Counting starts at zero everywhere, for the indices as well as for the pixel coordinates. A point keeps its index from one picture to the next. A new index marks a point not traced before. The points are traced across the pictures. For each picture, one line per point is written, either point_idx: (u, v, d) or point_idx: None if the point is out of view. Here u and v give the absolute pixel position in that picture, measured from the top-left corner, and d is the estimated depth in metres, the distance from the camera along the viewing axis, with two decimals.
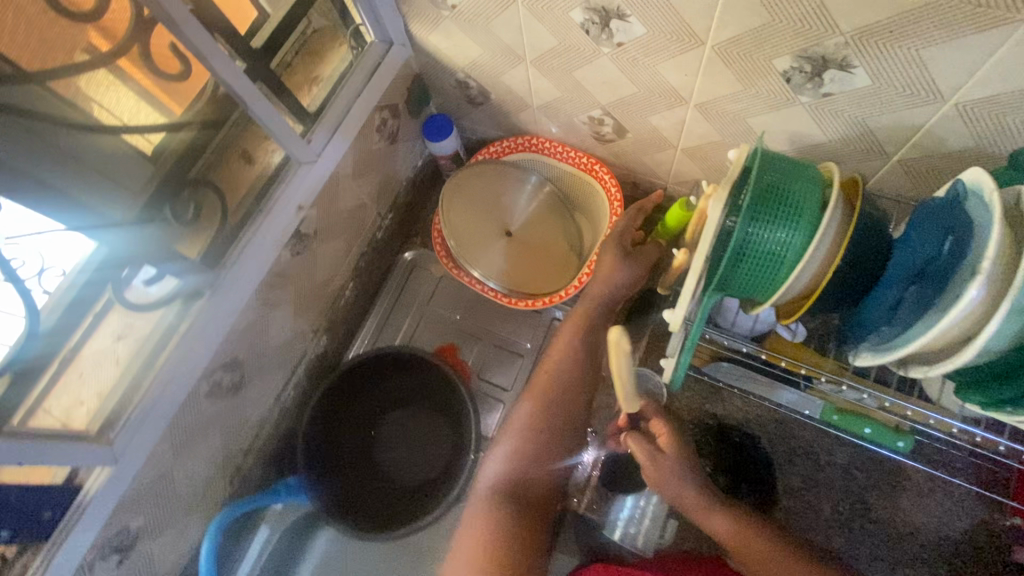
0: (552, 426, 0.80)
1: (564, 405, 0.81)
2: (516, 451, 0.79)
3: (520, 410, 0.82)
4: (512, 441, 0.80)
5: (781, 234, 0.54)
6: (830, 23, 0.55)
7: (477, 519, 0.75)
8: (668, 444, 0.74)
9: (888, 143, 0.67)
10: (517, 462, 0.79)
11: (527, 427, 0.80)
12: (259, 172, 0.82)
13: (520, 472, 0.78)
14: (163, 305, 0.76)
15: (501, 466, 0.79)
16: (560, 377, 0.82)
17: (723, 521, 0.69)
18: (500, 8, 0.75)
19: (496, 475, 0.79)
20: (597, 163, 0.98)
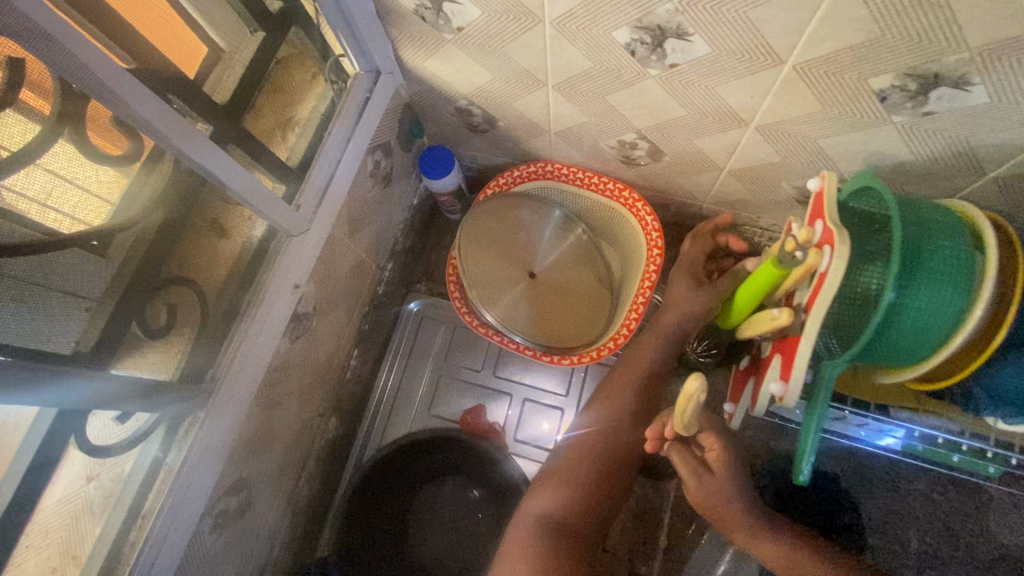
0: (603, 466, 0.74)
1: (618, 443, 0.75)
2: (565, 485, 0.72)
3: (571, 445, 0.76)
4: (562, 474, 0.73)
5: (933, 298, 0.45)
6: (956, 38, 0.46)
7: (520, 550, 0.67)
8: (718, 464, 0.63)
9: (988, 161, 0.58)
10: (566, 494, 0.71)
11: (581, 461, 0.74)
12: (238, 250, 0.66)
13: (571, 506, 0.71)
14: (141, 440, 0.59)
15: (548, 498, 0.71)
16: (624, 407, 0.76)
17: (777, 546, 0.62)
18: (522, 29, 0.62)
19: (546, 503, 0.71)
20: (626, 188, 0.87)
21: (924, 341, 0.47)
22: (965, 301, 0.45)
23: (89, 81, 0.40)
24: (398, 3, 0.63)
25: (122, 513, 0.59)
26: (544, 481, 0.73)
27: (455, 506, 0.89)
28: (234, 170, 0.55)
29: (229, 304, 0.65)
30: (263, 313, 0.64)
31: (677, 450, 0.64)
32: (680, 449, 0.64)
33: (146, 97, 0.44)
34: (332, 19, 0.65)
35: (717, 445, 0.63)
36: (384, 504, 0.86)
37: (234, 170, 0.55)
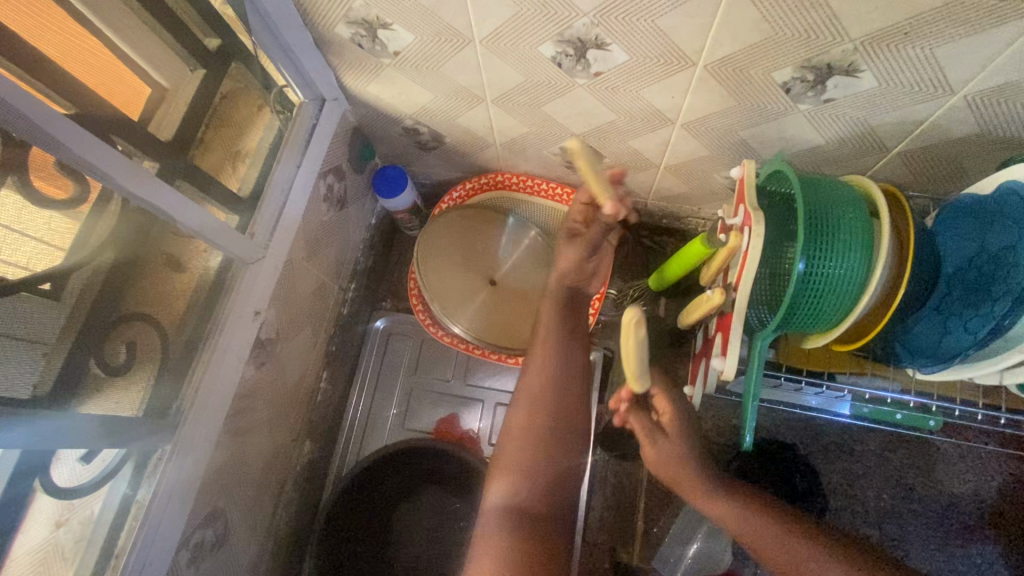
0: (555, 435, 0.68)
1: (558, 408, 0.69)
2: (522, 478, 0.65)
3: (513, 428, 0.68)
4: (515, 465, 0.66)
5: (839, 266, 0.50)
6: (839, 31, 0.51)
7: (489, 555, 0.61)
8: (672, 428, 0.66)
9: (889, 139, 0.64)
10: (524, 480, 0.65)
11: (532, 440, 0.67)
12: (194, 282, 0.66)
13: (535, 494, 0.65)
14: (109, 479, 0.60)
15: (507, 495, 0.64)
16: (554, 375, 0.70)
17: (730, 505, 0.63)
18: (454, 50, 0.65)
19: (507, 497, 0.64)
20: (574, 192, 0.91)
21: (837, 305, 0.52)
22: (867, 265, 0.50)
23: (31, 131, 0.42)
24: (334, 33, 0.66)
25: (94, 555, 0.58)
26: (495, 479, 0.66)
27: (437, 516, 0.89)
28: (183, 204, 0.57)
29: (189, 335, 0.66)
30: (223, 341, 0.66)
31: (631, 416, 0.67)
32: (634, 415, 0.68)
33: (89, 139, 0.46)
34: (271, 51, 0.67)
35: (669, 410, 0.67)
36: (364, 519, 0.86)
37: (185, 203, 0.57)
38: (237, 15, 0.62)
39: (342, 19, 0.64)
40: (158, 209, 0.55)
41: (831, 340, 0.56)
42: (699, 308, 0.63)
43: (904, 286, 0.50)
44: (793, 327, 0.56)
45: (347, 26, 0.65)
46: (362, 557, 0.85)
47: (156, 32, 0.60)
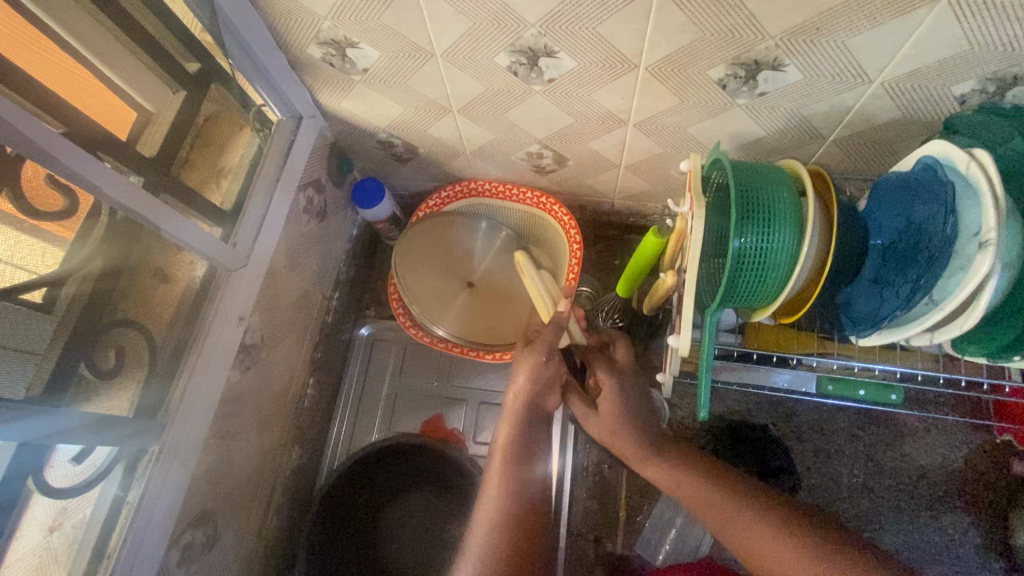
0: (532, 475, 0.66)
1: (534, 433, 0.70)
2: (499, 519, 0.62)
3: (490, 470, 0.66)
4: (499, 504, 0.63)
5: (771, 239, 0.57)
6: (759, 29, 0.56)
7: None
8: (608, 405, 0.71)
9: (823, 127, 0.69)
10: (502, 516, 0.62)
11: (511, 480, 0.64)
12: (180, 293, 0.70)
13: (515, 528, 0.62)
14: (101, 479, 0.62)
15: (490, 529, 0.61)
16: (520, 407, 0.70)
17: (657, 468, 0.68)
18: (418, 64, 0.70)
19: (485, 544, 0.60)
20: (543, 195, 0.96)
21: (775, 277, 0.58)
22: (797, 239, 0.57)
23: (26, 147, 0.46)
24: (307, 53, 0.72)
25: (88, 554, 0.61)
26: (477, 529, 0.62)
27: (424, 515, 0.91)
28: (168, 216, 0.61)
29: (177, 341, 0.69)
30: (210, 344, 0.69)
31: (577, 396, 0.75)
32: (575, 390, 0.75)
33: (79, 154, 0.50)
34: (247, 71, 0.72)
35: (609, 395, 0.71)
36: (352, 520, 0.88)
37: (168, 213, 0.60)
38: (213, 40, 0.67)
39: (313, 40, 0.69)
40: (143, 218, 0.58)
41: (773, 310, 0.62)
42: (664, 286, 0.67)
43: (831, 256, 0.57)
44: (739, 300, 0.62)
45: (318, 46, 0.70)
46: (352, 558, 0.87)
47: (140, 59, 0.65)
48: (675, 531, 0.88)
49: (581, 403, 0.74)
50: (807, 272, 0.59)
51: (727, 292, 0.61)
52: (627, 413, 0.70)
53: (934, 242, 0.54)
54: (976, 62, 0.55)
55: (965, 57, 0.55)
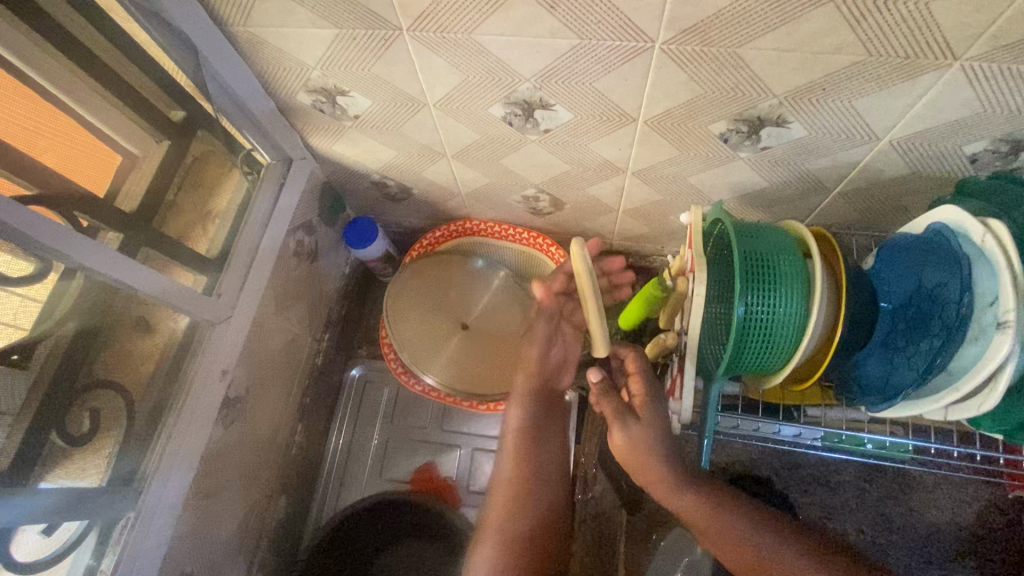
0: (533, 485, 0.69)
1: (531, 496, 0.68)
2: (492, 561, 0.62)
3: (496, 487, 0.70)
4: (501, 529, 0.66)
5: (777, 307, 0.54)
6: (763, 88, 0.54)
7: None
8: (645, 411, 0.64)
9: (828, 180, 0.67)
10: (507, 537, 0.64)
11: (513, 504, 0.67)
12: (163, 347, 0.67)
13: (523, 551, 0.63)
14: (72, 550, 0.59)
15: None
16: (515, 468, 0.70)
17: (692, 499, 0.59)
18: (410, 113, 0.68)
19: None
20: (540, 236, 0.94)
21: (782, 346, 0.56)
22: (805, 307, 0.55)
23: None
24: (296, 100, 0.69)
25: None
26: None
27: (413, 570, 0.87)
28: (148, 276, 0.58)
29: (157, 399, 0.66)
30: (191, 404, 0.67)
31: (607, 393, 0.66)
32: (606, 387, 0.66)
33: (40, 221, 0.47)
34: (233, 117, 0.70)
35: (641, 397, 0.65)
36: None
37: (143, 270, 0.58)
38: (197, 87, 0.65)
39: (301, 88, 0.67)
40: (119, 278, 0.56)
41: (782, 378, 0.59)
42: (661, 343, 0.65)
43: (841, 326, 0.55)
44: (745, 367, 0.59)
45: (307, 93, 0.68)
46: None
47: (123, 108, 0.63)
48: None
49: (617, 409, 0.64)
50: (816, 340, 0.56)
51: (732, 359, 0.58)
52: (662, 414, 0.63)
53: (947, 313, 0.51)
54: (988, 123, 0.53)
55: (978, 118, 0.53)
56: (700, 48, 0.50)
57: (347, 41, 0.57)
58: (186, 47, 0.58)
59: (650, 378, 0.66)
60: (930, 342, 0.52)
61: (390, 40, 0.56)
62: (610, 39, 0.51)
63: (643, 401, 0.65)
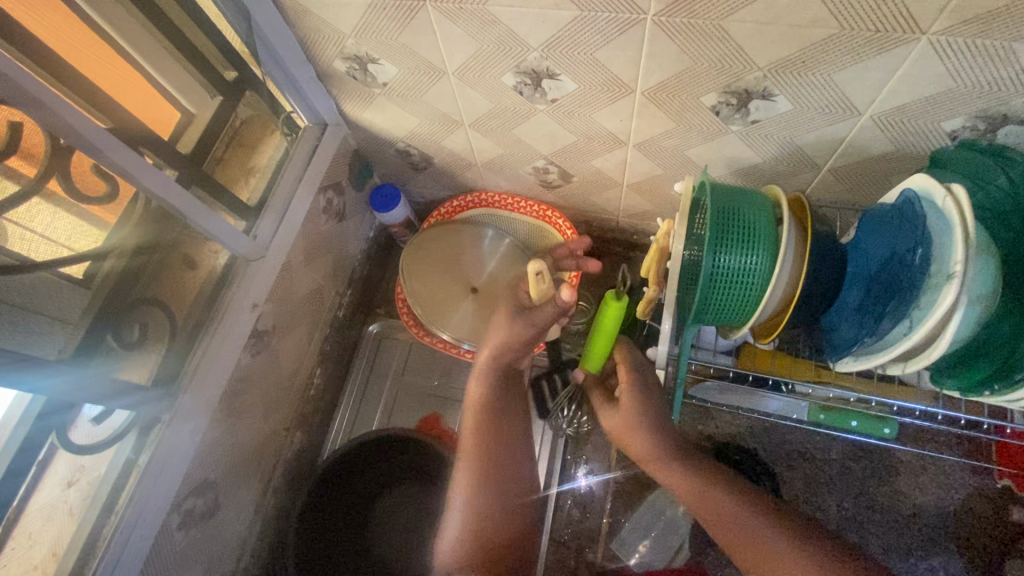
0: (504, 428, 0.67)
1: (503, 448, 0.65)
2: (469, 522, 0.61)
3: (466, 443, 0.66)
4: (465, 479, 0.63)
5: (744, 259, 0.59)
6: (747, 60, 0.59)
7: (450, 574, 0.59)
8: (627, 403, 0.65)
9: (817, 156, 0.71)
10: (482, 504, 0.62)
11: (481, 457, 0.64)
12: (205, 276, 0.77)
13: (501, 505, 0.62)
14: (117, 440, 0.69)
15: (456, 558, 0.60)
16: (490, 416, 0.67)
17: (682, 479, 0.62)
18: (431, 81, 0.76)
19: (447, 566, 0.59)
20: (550, 210, 1.01)
21: (749, 295, 0.60)
22: (772, 259, 0.59)
23: (77, 138, 0.53)
24: (332, 67, 0.78)
25: (95, 508, 0.67)
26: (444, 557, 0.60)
27: (410, 508, 0.94)
28: (197, 207, 0.67)
29: (196, 320, 0.75)
30: (224, 326, 0.75)
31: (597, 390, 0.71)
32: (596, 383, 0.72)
33: (117, 145, 0.56)
34: (278, 80, 0.79)
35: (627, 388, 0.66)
36: (341, 509, 0.91)
37: (192, 201, 0.66)
38: (249, 50, 0.74)
39: (338, 55, 0.75)
40: (174, 205, 0.65)
41: (749, 329, 0.64)
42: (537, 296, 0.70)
43: (802, 284, 0.59)
44: (715, 317, 0.64)
45: (342, 61, 0.76)
46: (341, 543, 0.90)
47: (185, 65, 0.73)
48: (651, 541, 0.88)
49: (603, 400, 0.69)
50: (780, 292, 0.60)
51: (703, 309, 0.63)
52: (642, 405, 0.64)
53: (907, 275, 0.55)
54: (964, 98, 0.56)
55: (951, 94, 0.56)
56: (688, 20, 0.56)
57: (379, 10, 0.65)
58: (241, 12, 0.67)
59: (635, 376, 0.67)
60: (885, 306, 0.57)
61: (415, 11, 0.63)
62: (607, 10, 0.57)
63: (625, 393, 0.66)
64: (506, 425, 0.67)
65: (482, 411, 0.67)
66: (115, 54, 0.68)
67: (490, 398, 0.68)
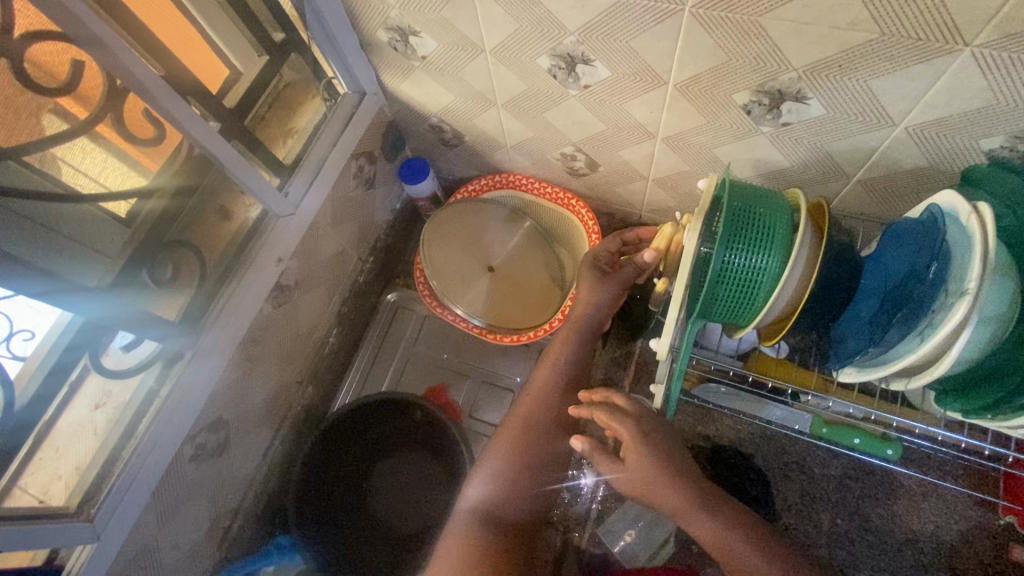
0: (554, 411, 0.80)
1: (547, 430, 0.78)
2: (506, 470, 0.75)
3: (518, 408, 0.80)
4: (491, 471, 0.75)
5: (755, 259, 0.59)
6: (782, 59, 0.58)
7: (467, 518, 0.72)
8: (631, 453, 0.65)
9: (848, 165, 0.70)
10: (500, 491, 0.74)
11: (525, 425, 0.78)
12: (236, 227, 0.81)
13: (531, 469, 0.76)
14: (142, 369, 0.74)
15: (485, 492, 0.74)
16: (546, 398, 0.80)
17: (702, 521, 0.62)
18: (469, 57, 0.77)
19: (475, 500, 0.73)
20: (574, 198, 1.00)
21: (756, 295, 0.61)
22: (783, 263, 0.59)
23: (131, 80, 0.57)
24: (375, 36, 0.80)
25: (118, 430, 0.72)
26: (477, 487, 0.75)
27: (410, 472, 0.97)
28: (233, 157, 0.71)
29: (224, 267, 0.80)
30: (250, 277, 0.79)
31: (602, 451, 0.69)
32: (598, 445, 0.69)
33: (167, 91, 0.60)
34: (323, 45, 0.81)
35: (630, 444, 0.65)
36: (342, 465, 0.95)
37: (231, 151, 0.70)
38: (298, 13, 0.77)
39: (381, 25, 0.77)
40: (215, 155, 0.68)
41: (752, 329, 0.65)
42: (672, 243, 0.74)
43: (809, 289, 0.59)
44: (719, 314, 0.65)
45: (385, 31, 0.78)
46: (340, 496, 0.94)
47: (236, 24, 0.76)
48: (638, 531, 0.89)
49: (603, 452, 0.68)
50: (788, 296, 0.61)
51: (709, 305, 0.63)
52: (650, 454, 0.64)
53: (921, 290, 0.54)
54: (1005, 116, 0.55)
55: (991, 111, 0.55)
56: (725, 14, 0.56)
57: None
58: None
59: (635, 425, 0.66)
60: (895, 318, 0.56)
61: None
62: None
63: (627, 447, 0.65)
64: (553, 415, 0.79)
65: (538, 392, 0.80)
66: (173, 7, 0.72)
67: (550, 382, 0.81)
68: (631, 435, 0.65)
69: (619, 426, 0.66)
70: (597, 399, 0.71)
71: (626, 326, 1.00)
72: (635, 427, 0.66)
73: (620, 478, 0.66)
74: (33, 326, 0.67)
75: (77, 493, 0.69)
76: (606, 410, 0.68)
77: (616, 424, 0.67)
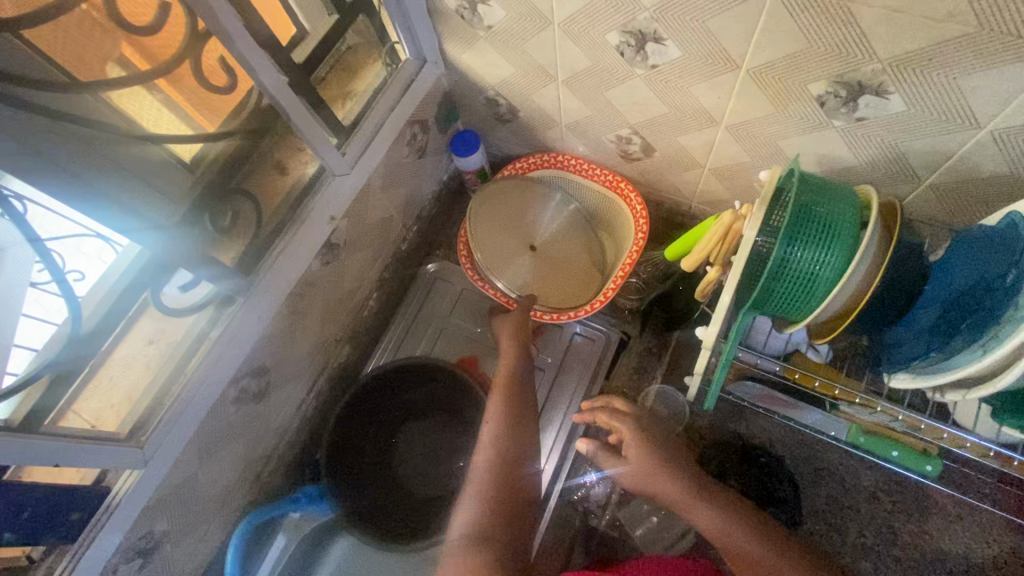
0: (523, 419, 0.81)
1: (521, 439, 0.78)
2: (493, 488, 0.73)
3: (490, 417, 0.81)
4: (478, 492, 0.73)
5: (816, 255, 0.58)
6: (868, 49, 0.56)
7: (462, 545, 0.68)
8: (633, 452, 0.73)
9: (920, 167, 0.67)
10: (491, 515, 0.70)
11: (502, 437, 0.77)
12: (293, 182, 0.83)
13: (517, 481, 0.75)
14: (196, 310, 0.76)
15: (477, 513, 0.71)
16: (515, 407, 0.81)
17: (708, 515, 0.64)
18: (536, 29, 0.77)
19: (465, 523, 0.70)
20: (624, 182, 0.99)
21: (814, 292, 0.59)
22: (845, 262, 0.58)
23: (214, 25, 0.58)
24: (443, 2, 0.80)
25: (170, 364, 0.74)
26: (467, 509, 0.72)
27: (437, 438, 0.99)
28: (299, 111, 0.72)
29: (279, 220, 0.82)
30: (303, 232, 0.81)
31: (606, 451, 0.79)
32: (605, 449, 0.79)
33: (246, 39, 0.61)
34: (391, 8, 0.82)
35: (629, 441, 0.74)
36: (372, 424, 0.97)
37: (298, 105, 0.71)
38: None
39: None
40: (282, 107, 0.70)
41: (804, 325, 0.64)
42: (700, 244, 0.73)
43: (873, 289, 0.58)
44: (772, 308, 0.63)
45: None
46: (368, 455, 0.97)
47: None
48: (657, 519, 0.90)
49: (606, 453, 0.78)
50: (846, 294, 0.59)
51: (763, 298, 0.62)
52: (647, 449, 0.72)
53: (990, 299, 0.52)
54: None
55: None
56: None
57: None
58: None
59: (630, 423, 0.77)
60: (960, 325, 0.55)
61: None
62: None
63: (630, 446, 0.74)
64: (526, 425, 0.80)
65: (504, 402, 0.82)
66: None
67: (512, 391, 0.84)
68: (631, 432, 0.75)
69: (619, 426, 0.77)
70: (599, 406, 0.82)
71: (665, 317, 1.00)
72: (633, 423, 0.76)
73: (625, 475, 0.73)
74: (84, 268, 0.68)
75: (128, 422, 0.72)
76: (607, 413, 0.79)
77: (616, 423, 0.78)
